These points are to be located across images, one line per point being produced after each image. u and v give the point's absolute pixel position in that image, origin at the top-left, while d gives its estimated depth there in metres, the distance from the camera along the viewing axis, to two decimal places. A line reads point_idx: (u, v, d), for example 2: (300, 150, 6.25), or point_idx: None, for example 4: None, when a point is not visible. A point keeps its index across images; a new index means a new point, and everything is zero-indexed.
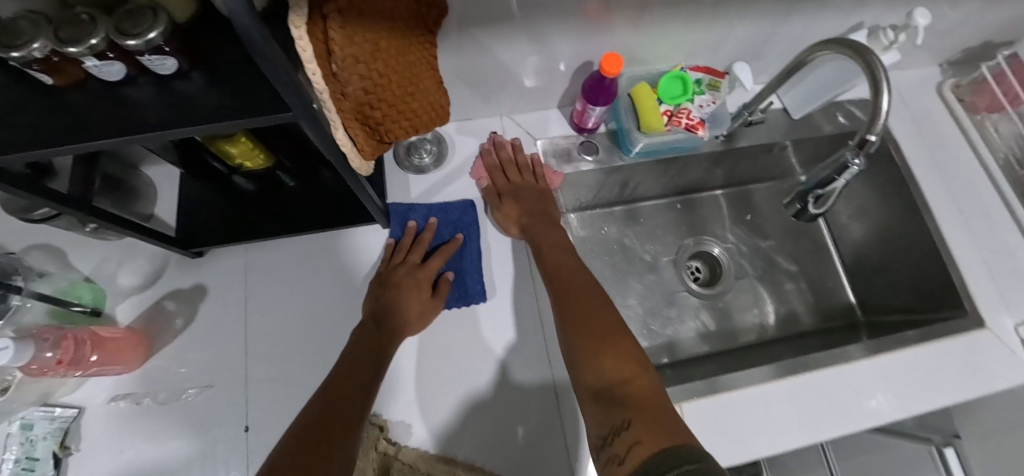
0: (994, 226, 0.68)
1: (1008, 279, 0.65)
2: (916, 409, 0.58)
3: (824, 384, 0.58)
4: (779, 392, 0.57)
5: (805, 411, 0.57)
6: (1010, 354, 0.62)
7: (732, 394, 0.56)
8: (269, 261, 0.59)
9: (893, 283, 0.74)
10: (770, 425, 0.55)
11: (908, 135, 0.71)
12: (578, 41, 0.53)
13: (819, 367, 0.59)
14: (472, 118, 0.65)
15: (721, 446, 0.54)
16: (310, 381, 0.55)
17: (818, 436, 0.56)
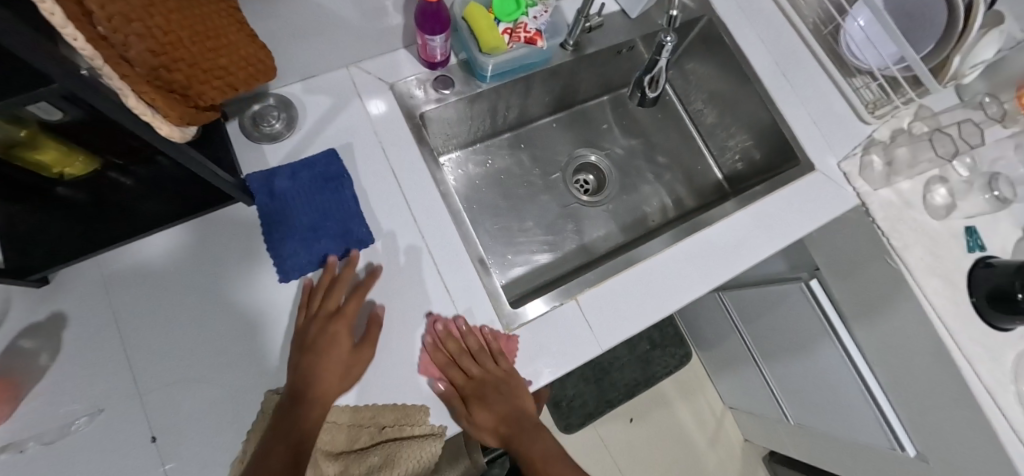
0: (812, 82, 0.78)
1: (828, 126, 0.76)
2: (775, 246, 0.69)
3: (711, 241, 0.67)
4: (679, 252, 0.66)
5: (694, 266, 0.66)
6: (834, 186, 0.74)
7: (642, 264, 0.64)
8: (130, 268, 0.54)
9: (745, 152, 0.84)
10: (677, 281, 0.64)
11: (734, 16, 0.78)
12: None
13: (705, 227, 0.68)
14: (317, 74, 0.63)
15: (642, 309, 0.62)
16: (212, 375, 0.53)
17: (716, 279, 0.66)
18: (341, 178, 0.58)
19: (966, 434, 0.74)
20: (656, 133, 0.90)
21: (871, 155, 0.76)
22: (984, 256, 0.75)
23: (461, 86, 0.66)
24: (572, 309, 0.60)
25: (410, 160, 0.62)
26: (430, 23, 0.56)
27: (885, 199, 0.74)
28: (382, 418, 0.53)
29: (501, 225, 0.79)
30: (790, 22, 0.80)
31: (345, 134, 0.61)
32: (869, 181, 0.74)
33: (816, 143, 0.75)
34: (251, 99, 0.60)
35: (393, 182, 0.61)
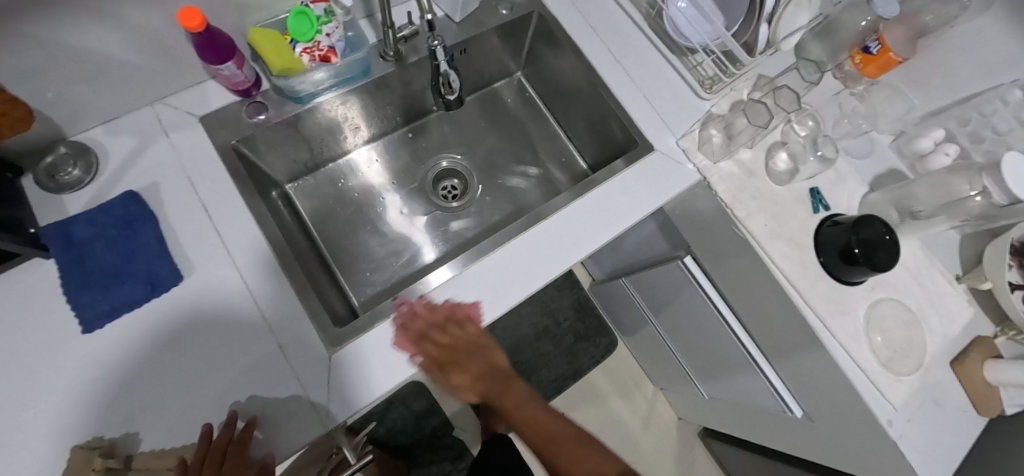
0: (648, 64, 0.79)
1: (666, 105, 0.77)
2: (610, 232, 0.69)
3: (571, 219, 0.69)
4: (565, 216, 0.69)
5: (527, 261, 0.66)
6: (676, 164, 0.75)
7: (529, 232, 0.67)
8: None
9: (599, 139, 0.85)
10: (566, 242, 0.68)
11: (563, 9, 0.79)
12: (151, 2, 0.50)
13: (589, 190, 0.71)
14: (120, 116, 0.61)
15: (532, 272, 0.65)
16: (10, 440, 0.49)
17: (606, 235, 0.69)
18: (141, 220, 0.57)
19: (832, 389, 0.76)
20: (515, 129, 0.92)
21: (709, 129, 0.77)
22: (830, 215, 0.77)
23: (277, 110, 0.66)
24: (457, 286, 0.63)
25: (223, 192, 0.61)
26: (209, 52, 0.55)
27: (726, 171, 0.75)
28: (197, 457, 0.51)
29: (360, 241, 0.79)
30: (622, 9, 0.81)
31: (151, 173, 0.60)
32: (709, 155, 0.75)
33: (654, 125, 0.76)
34: (46, 151, 0.58)
35: (203, 215, 0.59)
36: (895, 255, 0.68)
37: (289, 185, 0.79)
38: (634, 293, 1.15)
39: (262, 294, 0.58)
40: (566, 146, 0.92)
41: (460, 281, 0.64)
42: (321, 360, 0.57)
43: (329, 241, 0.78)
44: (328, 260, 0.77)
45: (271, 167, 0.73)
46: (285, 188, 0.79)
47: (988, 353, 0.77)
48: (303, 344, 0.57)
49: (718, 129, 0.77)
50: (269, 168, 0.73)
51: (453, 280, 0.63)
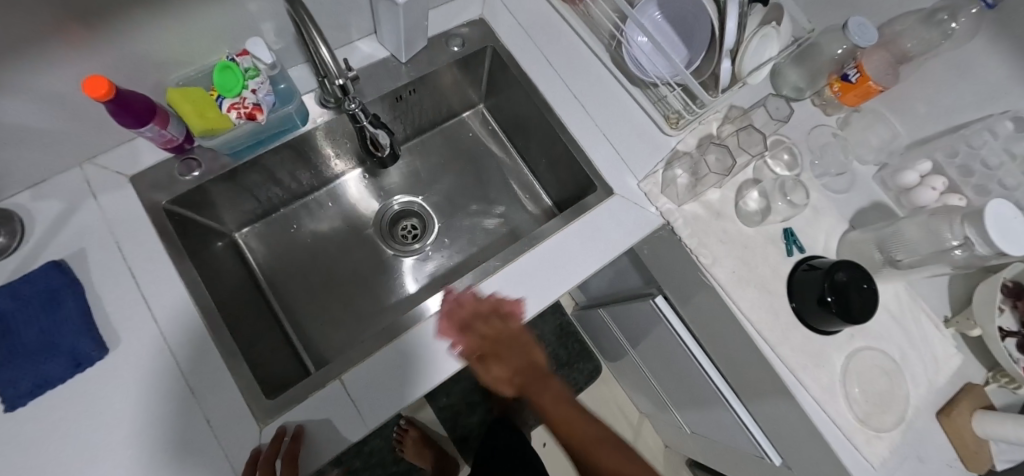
0: (611, 99, 0.75)
1: (627, 144, 0.73)
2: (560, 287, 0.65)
3: (603, 219, 0.69)
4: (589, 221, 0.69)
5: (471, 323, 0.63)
6: (637, 208, 0.70)
7: (556, 235, 0.67)
8: None
9: (560, 177, 0.80)
10: (590, 247, 0.67)
11: (518, 43, 0.75)
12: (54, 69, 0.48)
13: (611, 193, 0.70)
14: (47, 179, 0.59)
15: (552, 278, 0.65)
16: None
17: (627, 241, 0.68)
18: (63, 292, 0.54)
19: (809, 446, 0.71)
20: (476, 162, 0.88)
21: (675, 169, 0.72)
22: (804, 257, 0.72)
23: (212, 167, 0.63)
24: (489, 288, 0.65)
25: (151, 255, 0.58)
26: (124, 116, 0.52)
27: (690, 214, 0.70)
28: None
29: (311, 290, 0.76)
30: (582, 41, 0.77)
31: (77, 239, 0.58)
32: (674, 198, 0.71)
33: (614, 166, 0.71)
34: None
35: (130, 282, 0.57)
36: (871, 304, 0.63)
37: (240, 232, 0.76)
38: (615, 325, 1.10)
39: (189, 365, 0.56)
40: (531, 181, 0.88)
41: (501, 277, 0.65)
42: (251, 433, 0.54)
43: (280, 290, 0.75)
44: (277, 312, 0.74)
45: (215, 220, 0.70)
46: (234, 236, 0.75)
47: (978, 403, 0.71)
48: (232, 416, 0.55)
49: (683, 168, 0.73)
50: (212, 220, 0.70)
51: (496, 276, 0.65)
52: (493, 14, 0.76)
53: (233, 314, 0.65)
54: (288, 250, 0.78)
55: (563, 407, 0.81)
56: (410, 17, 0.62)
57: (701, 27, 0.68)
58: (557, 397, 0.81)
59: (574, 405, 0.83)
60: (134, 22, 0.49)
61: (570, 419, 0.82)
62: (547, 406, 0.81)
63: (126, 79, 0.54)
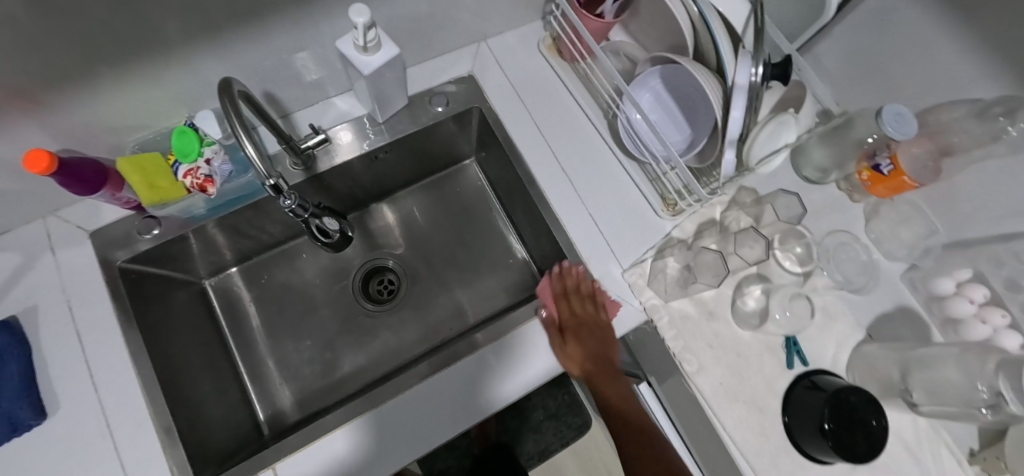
0: (606, 175, 0.67)
1: (615, 226, 0.66)
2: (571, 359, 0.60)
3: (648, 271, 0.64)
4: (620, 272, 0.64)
5: (423, 418, 0.57)
6: (619, 301, 0.63)
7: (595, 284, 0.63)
8: None
9: (544, 250, 0.73)
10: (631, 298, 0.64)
11: (508, 105, 0.69)
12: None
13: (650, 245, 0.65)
14: (7, 232, 0.59)
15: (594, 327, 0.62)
16: None
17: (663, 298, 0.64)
18: (3, 355, 0.53)
19: None
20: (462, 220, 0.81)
21: (666, 259, 0.65)
22: (808, 371, 0.63)
23: (171, 226, 0.60)
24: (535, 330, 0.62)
25: (99, 316, 0.57)
26: (74, 186, 0.50)
27: (677, 312, 0.63)
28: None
29: (272, 348, 0.73)
30: (580, 105, 0.70)
31: (29, 295, 0.57)
32: (663, 294, 0.63)
33: (598, 251, 0.65)
34: None
35: (78, 344, 0.56)
36: (880, 448, 0.54)
37: (210, 280, 0.74)
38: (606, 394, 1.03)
39: (120, 438, 0.54)
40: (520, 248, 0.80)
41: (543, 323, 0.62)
42: None
43: (242, 345, 0.72)
44: (237, 368, 0.71)
45: (180, 272, 0.68)
46: (203, 284, 0.73)
47: None
48: None
49: (677, 259, 0.65)
50: (177, 271, 0.68)
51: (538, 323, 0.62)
52: (483, 70, 0.71)
53: (189, 375, 0.63)
54: (257, 301, 0.75)
55: (641, 442, 0.62)
56: (380, 84, 0.58)
57: (705, 107, 0.60)
58: (588, 368, 0.61)
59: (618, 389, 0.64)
60: (81, 95, 0.48)
61: (640, 449, 0.62)
62: (582, 368, 0.61)
63: (78, 144, 0.53)
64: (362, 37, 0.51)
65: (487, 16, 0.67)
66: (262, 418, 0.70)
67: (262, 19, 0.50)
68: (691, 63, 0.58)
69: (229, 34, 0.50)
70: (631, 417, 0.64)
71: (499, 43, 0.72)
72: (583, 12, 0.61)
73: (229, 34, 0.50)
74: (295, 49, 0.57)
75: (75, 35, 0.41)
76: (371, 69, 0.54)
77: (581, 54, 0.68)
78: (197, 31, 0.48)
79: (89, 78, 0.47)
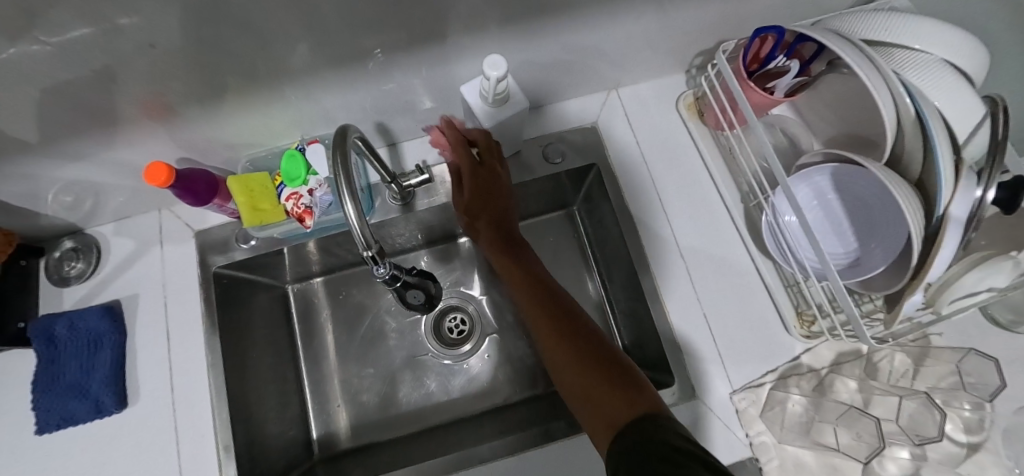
0: (730, 268, 0.58)
1: (731, 333, 0.56)
2: (720, 458, 0.52)
3: (773, 400, 0.53)
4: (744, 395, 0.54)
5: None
6: (722, 428, 0.53)
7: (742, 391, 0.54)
8: None
9: (638, 334, 0.63)
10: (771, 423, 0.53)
11: (628, 167, 0.62)
12: (126, 140, 0.49)
13: (777, 365, 0.55)
14: (131, 216, 0.63)
15: (724, 439, 0.53)
16: None
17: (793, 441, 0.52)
18: (106, 338, 0.57)
19: None
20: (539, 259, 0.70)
21: (790, 390, 0.54)
22: None
23: (266, 242, 0.61)
24: (694, 412, 0.53)
25: (191, 314, 0.59)
26: (187, 197, 0.50)
27: (793, 461, 0.52)
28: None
29: (335, 369, 0.71)
30: (715, 183, 0.61)
31: (133, 284, 0.60)
32: (777, 432, 0.52)
33: (704, 361, 0.55)
34: (61, 243, 0.62)
35: (165, 338, 0.58)
36: None
37: (293, 285, 0.75)
38: None
39: (186, 440, 0.55)
40: (609, 322, 0.69)
41: (701, 407, 0.54)
42: None
43: (310, 358, 0.72)
44: (301, 381, 0.70)
45: (268, 279, 0.69)
46: (286, 288, 0.74)
47: None
48: None
49: (803, 396, 0.53)
50: (265, 276, 0.68)
51: (696, 406, 0.54)
52: (608, 124, 0.64)
53: (256, 387, 0.62)
54: (330, 316, 0.74)
55: (565, 344, 0.46)
56: (496, 134, 0.53)
57: (889, 226, 0.47)
58: (516, 272, 0.54)
59: (540, 286, 0.52)
60: (206, 114, 0.49)
61: (558, 354, 0.46)
62: (512, 272, 0.54)
63: (199, 155, 0.55)
64: (488, 89, 0.46)
65: (627, 65, 0.60)
66: (316, 436, 0.68)
67: (393, 56, 0.47)
68: (886, 172, 0.45)
69: (359, 67, 0.48)
70: (555, 322, 0.48)
71: (631, 93, 0.65)
72: (749, 82, 0.50)
73: (359, 67, 0.48)
74: (416, 86, 0.53)
75: (216, 62, 0.41)
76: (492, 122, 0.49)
77: (731, 122, 0.57)
78: (330, 63, 0.46)
79: (215, 99, 0.47)
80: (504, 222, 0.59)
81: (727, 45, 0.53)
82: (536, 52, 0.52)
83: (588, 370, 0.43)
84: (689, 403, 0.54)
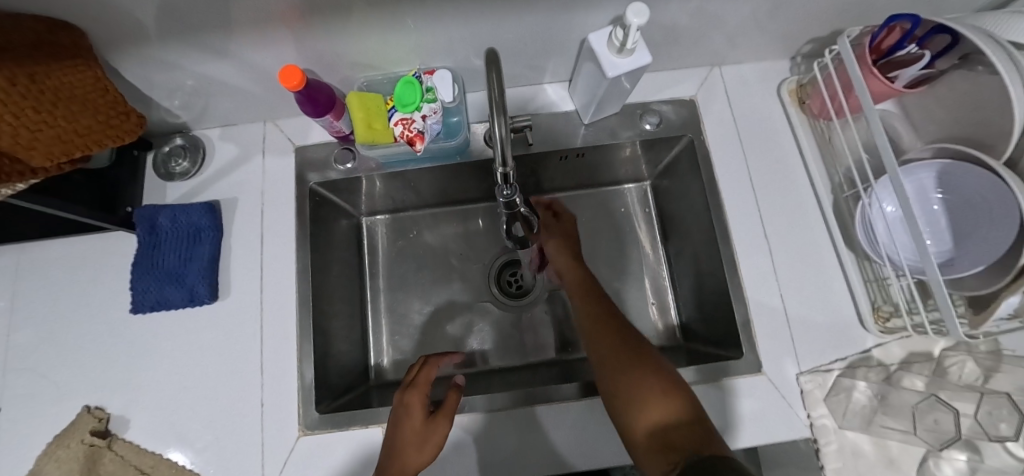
0: (810, 256, 0.59)
1: (804, 318, 0.57)
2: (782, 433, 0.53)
3: (839, 386, 0.54)
4: (811, 379, 0.54)
5: (558, 454, 0.55)
6: (784, 406, 0.54)
7: (809, 375, 0.55)
8: (22, 260, 0.60)
9: (705, 310, 0.64)
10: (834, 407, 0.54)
11: (722, 144, 0.63)
12: (263, 47, 0.51)
13: (847, 354, 0.55)
14: (236, 123, 0.65)
15: (786, 415, 0.54)
16: (55, 373, 0.57)
17: (852, 428, 0.53)
18: (206, 234, 0.60)
19: None
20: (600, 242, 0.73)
21: (857, 379, 0.55)
22: None
23: (360, 167, 0.63)
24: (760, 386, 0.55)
25: (283, 224, 0.62)
26: (307, 105, 0.52)
27: (851, 446, 0.53)
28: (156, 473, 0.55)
29: (398, 302, 0.74)
30: (806, 171, 0.62)
31: (231, 188, 0.63)
32: (838, 417, 0.53)
33: (773, 342, 0.56)
34: (170, 141, 0.65)
35: (258, 242, 0.61)
36: None
37: (367, 217, 0.77)
38: None
39: (268, 340, 0.58)
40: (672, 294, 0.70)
41: (766, 382, 0.55)
42: (288, 438, 0.55)
43: (376, 288, 0.74)
44: (365, 309, 0.73)
45: (348, 206, 0.71)
46: (360, 219, 0.77)
47: None
48: (278, 412, 0.56)
49: (870, 385, 0.54)
50: (346, 203, 0.71)
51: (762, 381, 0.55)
52: (707, 99, 0.64)
53: (330, 304, 0.65)
54: (398, 252, 0.76)
55: (629, 358, 0.48)
56: (612, 89, 0.53)
57: (993, 227, 0.48)
58: (586, 289, 0.59)
59: (617, 320, 0.54)
60: (339, 30, 0.50)
61: (633, 381, 0.46)
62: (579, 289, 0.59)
63: (318, 69, 0.57)
64: (623, 38, 0.46)
65: (740, 41, 0.60)
66: (372, 363, 0.71)
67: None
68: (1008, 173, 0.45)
69: (495, 5, 0.49)
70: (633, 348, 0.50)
71: (733, 73, 0.66)
72: (872, 68, 0.50)
73: (495, 5, 0.49)
74: (537, 32, 0.54)
75: None
76: (617, 73, 0.50)
77: (838, 110, 0.57)
78: None
79: (359, 16, 0.49)
80: (588, 275, 0.61)
81: (851, 30, 0.53)
82: (663, 15, 0.53)
83: (645, 393, 0.45)
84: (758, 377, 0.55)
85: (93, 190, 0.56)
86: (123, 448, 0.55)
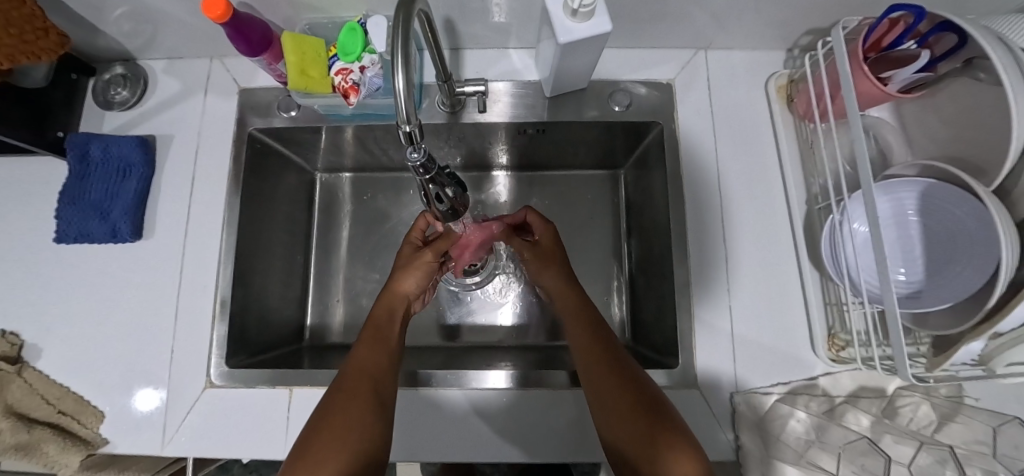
0: (771, 268, 0.54)
1: (751, 334, 0.53)
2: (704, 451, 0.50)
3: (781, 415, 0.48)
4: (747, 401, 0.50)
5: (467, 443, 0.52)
6: (713, 422, 0.51)
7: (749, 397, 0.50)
8: None
9: (654, 312, 0.60)
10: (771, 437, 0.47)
11: (694, 136, 0.57)
12: None
13: (791, 378, 0.52)
14: (183, 57, 0.62)
15: (713, 432, 0.50)
16: None
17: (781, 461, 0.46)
18: (137, 170, 0.57)
19: None
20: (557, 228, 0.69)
21: (797, 406, 0.48)
22: None
23: (306, 116, 0.60)
24: (691, 399, 0.51)
25: (219, 169, 0.59)
26: (238, 42, 0.48)
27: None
28: (63, 405, 0.52)
29: (342, 265, 0.71)
30: (783, 176, 0.56)
31: (171, 125, 0.60)
32: (771, 445, 0.47)
33: (715, 355, 0.52)
34: (110, 69, 0.62)
35: (192, 185, 0.58)
36: None
37: (321, 173, 0.74)
38: None
39: (185, 288, 0.56)
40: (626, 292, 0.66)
41: (699, 397, 0.51)
42: (194, 390, 0.53)
43: (322, 247, 0.72)
44: (308, 267, 0.71)
45: (298, 158, 0.68)
46: (315, 175, 0.73)
47: None
48: (188, 361, 0.54)
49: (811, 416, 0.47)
50: (297, 156, 0.67)
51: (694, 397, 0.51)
52: (686, 85, 0.59)
53: (265, 259, 0.63)
54: (350, 213, 0.73)
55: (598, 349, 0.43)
56: (569, 57, 0.48)
57: (971, 263, 0.42)
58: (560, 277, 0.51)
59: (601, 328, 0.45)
60: None
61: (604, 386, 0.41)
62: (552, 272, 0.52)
63: (257, 5, 0.52)
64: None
65: (727, 22, 0.54)
66: (309, 323, 0.69)
67: None
68: (994, 202, 0.39)
69: None
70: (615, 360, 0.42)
71: (721, 60, 0.59)
72: (863, 66, 0.44)
73: None
74: None
75: None
76: (570, 39, 0.44)
77: (823, 112, 0.51)
78: None
79: None
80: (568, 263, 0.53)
81: (849, 21, 0.47)
82: None
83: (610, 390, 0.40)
84: (689, 391, 0.51)
85: (23, 111, 0.53)
86: (33, 377, 0.53)
